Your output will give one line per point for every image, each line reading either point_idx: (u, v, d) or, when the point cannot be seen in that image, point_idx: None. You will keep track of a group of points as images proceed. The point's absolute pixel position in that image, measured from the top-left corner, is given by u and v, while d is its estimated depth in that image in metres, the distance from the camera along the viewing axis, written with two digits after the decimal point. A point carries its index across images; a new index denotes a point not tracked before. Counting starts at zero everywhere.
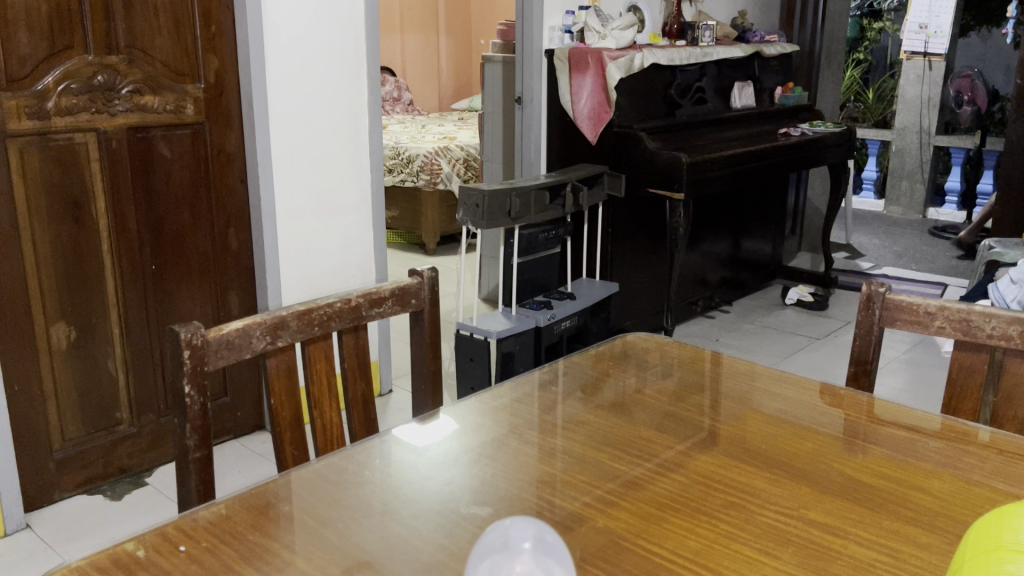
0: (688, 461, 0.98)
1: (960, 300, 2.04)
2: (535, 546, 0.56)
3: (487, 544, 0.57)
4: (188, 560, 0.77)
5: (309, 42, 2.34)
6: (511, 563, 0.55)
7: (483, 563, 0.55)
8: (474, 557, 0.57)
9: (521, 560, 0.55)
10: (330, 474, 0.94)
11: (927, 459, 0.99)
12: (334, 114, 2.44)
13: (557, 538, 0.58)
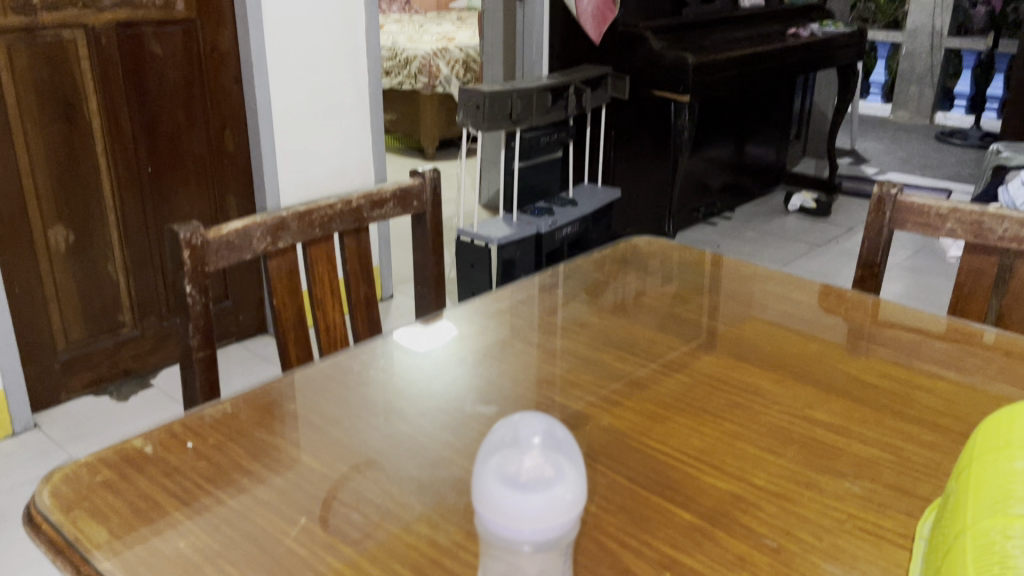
0: (693, 362, 0.98)
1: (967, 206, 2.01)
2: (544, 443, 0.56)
3: (496, 445, 0.57)
4: (196, 457, 0.77)
5: None
6: (521, 459, 0.54)
7: (492, 460, 0.55)
8: (483, 452, 0.57)
9: (530, 455, 0.54)
10: (335, 374, 0.94)
11: (932, 360, 0.98)
12: (330, 11, 2.35)
13: (567, 443, 0.58)
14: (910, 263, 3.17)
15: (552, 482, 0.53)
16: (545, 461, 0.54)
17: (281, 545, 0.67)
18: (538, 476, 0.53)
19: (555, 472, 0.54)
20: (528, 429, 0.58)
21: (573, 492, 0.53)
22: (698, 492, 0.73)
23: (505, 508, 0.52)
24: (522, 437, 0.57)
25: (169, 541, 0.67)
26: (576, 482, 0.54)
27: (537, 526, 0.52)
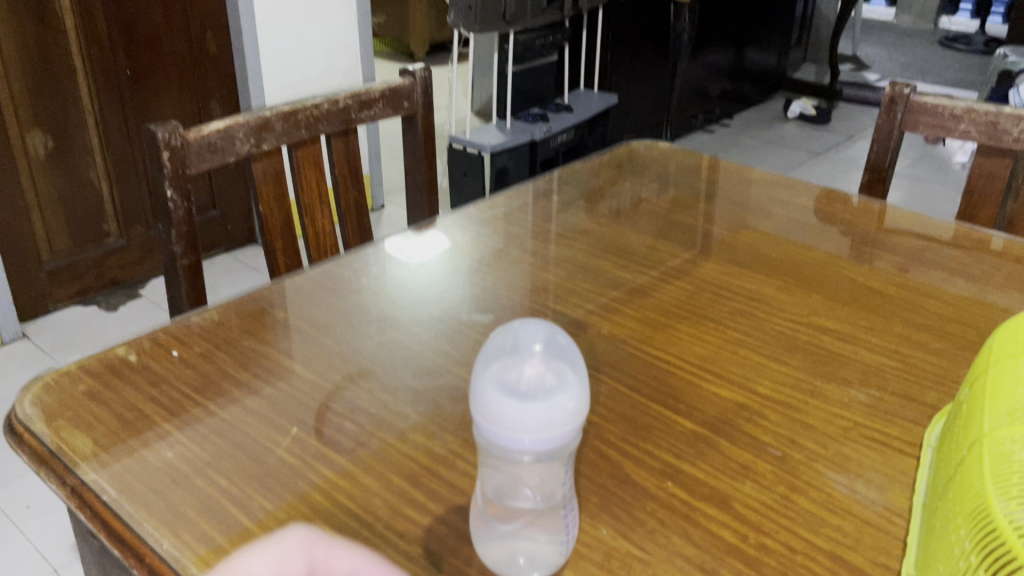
0: (694, 269, 0.95)
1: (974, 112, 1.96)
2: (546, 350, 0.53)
3: (495, 353, 0.54)
4: (183, 366, 0.74)
5: None
6: (521, 367, 0.52)
7: (490, 368, 0.52)
8: (481, 359, 0.54)
9: (531, 363, 0.52)
10: (325, 282, 0.90)
11: (940, 266, 0.96)
12: None
13: (570, 352, 0.56)
14: (910, 172, 3.11)
15: (554, 391, 0.50)
16: (546, 369, 0.51)
17: (272, 455, 0.65)
18: (540, 385, 0.51)
19: (557, 381, 0.51)
20: (529, 336, 0.55)
21: (576, 402, 0.51)
22: (700, 400, 0.72)
23: (504, 419, 0.49)
24: (523, 345, 0.54)
25: (157, 451, 0.65)
26: (580, 392, 0.51)
27: (537, 438, 0.49)
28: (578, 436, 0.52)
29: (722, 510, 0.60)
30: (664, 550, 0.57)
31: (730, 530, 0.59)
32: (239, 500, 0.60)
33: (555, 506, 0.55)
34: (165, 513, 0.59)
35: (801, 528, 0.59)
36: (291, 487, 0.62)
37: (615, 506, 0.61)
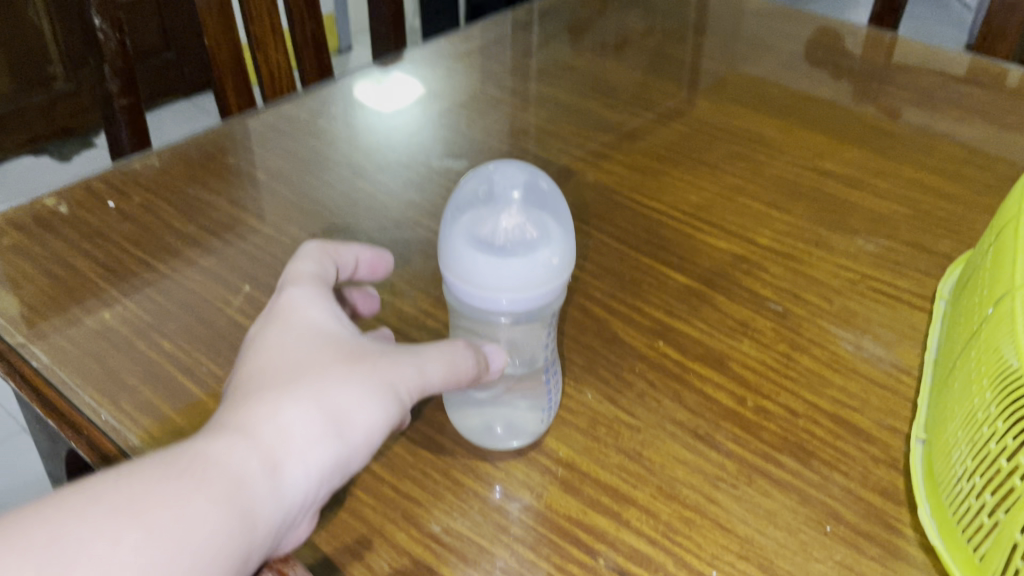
0: (688, 109, 0.86)
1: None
2: (525, 199, 0.46)
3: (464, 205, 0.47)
4: (121, 219, 0.67)
5: None
6: (495, 219, 0.45)
7: (461, 222, 0.45)
8: (452, 205, 0.48)
9: (507, 214, 0.45)
10: (280, 124, 0.81)
11: (953, 104, 0.88)
12: None
13: (553, 198, 0.48)
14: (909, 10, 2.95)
15: (535, 244, 0.44)
16: (525, 220, 0.45)
17: (222, 316, 0.59)
18: (521, 237, 0.44)
19: (539, 233, 0.45)
20: (504, 179, 0.47)
21: (561, 255, 0.44)
22: (694, 253, 0.65)
23: (478, 278, 0.43)
24: (496, 190, 0.47)
25: (92, 312, 0.58)
26: (565, 244, 0.45)
27: (520, 298, 0.43)
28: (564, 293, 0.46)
29: (717, 370, 0.55)
30: (655, 415, 0.52)
31: (727, 393, 0.54)
32: (188, 364, 0.55)
33: (536, 369, 0.51)
34: (104, 379, 0.53)
35: (803, 389, 0.54)
36: None
37: (602, 368, 0.55)
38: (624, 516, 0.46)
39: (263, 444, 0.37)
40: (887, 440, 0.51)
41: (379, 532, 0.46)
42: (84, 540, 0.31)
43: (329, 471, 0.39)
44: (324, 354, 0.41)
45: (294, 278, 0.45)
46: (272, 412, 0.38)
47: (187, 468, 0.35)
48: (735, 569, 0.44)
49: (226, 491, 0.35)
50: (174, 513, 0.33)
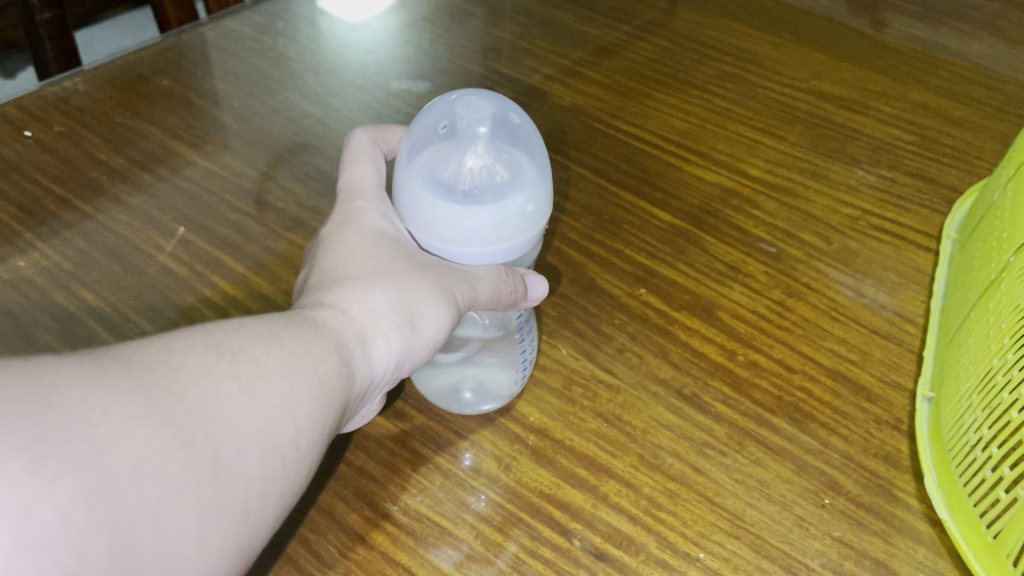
0: (672, 22, 0.79)
1: None
2: (496, 133, 0.40)
3: (421, 137, 0.40)
4: (38, 151, 0.59)
5: None
6: (460, 158, 0.39)
7: (421, 161, 0.39)
8: (409, 135, 0.41)
9: (473, 152, 0.39)
10: (221, 41, 0.73)
11: (961, 16, 0.80)
12: None
13: (523, 122, 0.42)
14: None
15: (506, 190, 0.39)
16: (495, 160, 0.39)
17: (153, 265, 0.52)
18: (491, 181, 0.39)
19: (510, 175, 0.39)
20: (465, 102, 0.40)
21: (537, 202, 0.39)
22: (680, 187, 0.59)
23: (444, 234, 0.38)
24: (457, 119, 0.40)
25: (4, 262, 0.52)
26: (541, 185, 0.40)
27: (492, 252, 0.39)
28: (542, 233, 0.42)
29: (704, 320, 0.50)
30: (636, 373, 0.47)
31: (716, 346, 0.49)
32: (113, 319, 0.49)
33: (510, 329, 0.47)
34: (17, 339, 0.47)
35: (798, 340, 0.49)
36: (180, 302, 0.50)
37: (577, 320, 0.50)
38: (601, 490, 0.42)
39: (355, 318, 0.36)
40: (890, 398, 0.46)
41: (327, 511, 0.41)
42: (242, 344, 0.31)
43: (404, 360, 0.38)
44: (401, 248, 0.39)
45: (351, 178, 0.43)
46: (363, 291, 0.37)
47: (302, 319, 0.34)
48: (725, 549, 0.40)
49: (335, 340, 0.34)
50: (303, 348, 0.33)
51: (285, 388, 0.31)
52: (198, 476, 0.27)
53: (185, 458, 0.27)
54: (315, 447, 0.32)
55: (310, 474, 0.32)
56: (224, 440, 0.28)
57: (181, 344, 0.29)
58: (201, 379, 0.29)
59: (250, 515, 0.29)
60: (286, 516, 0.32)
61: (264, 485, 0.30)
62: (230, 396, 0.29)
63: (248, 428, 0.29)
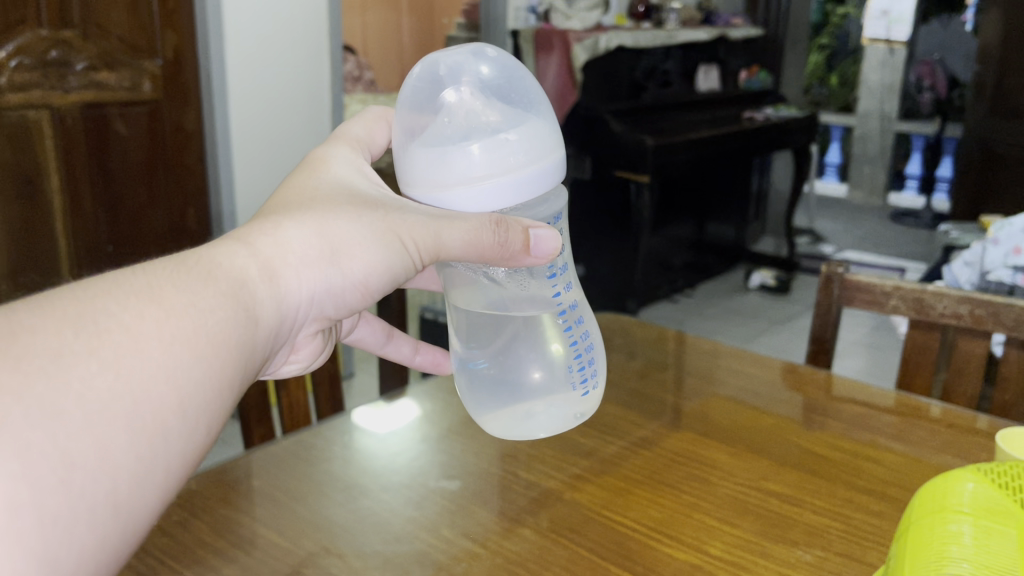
0: (659, 439, 1.00)
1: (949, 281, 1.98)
2: (474, 88, 0.65)
3: (417, 92, 0.66)
4: (160, 536, 0.78)
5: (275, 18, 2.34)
6: (454, 108, 0.63)
7: (418, 128, 0.65)
8: (413, 86, 0.67)
9: (466, 104, 0.64)
10: (299, 451, 0.95)
11: (880, 431, 1.02)
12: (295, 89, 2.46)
13: (510, 68, 0.67)
14: (867, 341, 3.24)
15: (492, 124, 0.62)
16: (480, 103, 0.63)
17: None
18: (475, 121, 0.63)
19: (496, 116, 0.63)
20: (455, 63, 0.66)
21: (519, 130, 0.62)
22: (657, 562, 0.75)
23: (448, 178, 0.61)
24: (445, 72, 0.66)
25: None
26: (522, 121, 0.63)
27: (494, 188, 0.62)
28: (557, 154, 0.64)
29: None
30: None
31: None
32: None
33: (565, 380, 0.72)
34: None
35: None
36: None
37: None
38: None
39: (261, 255, 0.55)
40: None
41: None
42: (114, 317, 0.45)
43: (323, 278, 0.58)
44: (330, 197, 0.61)
45: (349, 145, 0.70)
46: (280, 233, 0.57)
47: (203, 267, 0.52)
48: None
49: (237, 277, 0.53)
50: (174, 306, 0.48)
51: (156, 358, 0.45)
52: (54, 474, 0.40)
53: (28, 461, 0.39)
54: (181, 410, 0.46)
55: (189, 433, 0.47)
56: (85, 431, 0.41)
57: (43, 327, 0.42)
58: (61, 361, 0.42)
59: (126, 481, 0.43)
60: (163, 475, 0.46)
61: (140, 451, 0.44)
62: (95, 374, 0.43)
63: (114, 406, 0.43)
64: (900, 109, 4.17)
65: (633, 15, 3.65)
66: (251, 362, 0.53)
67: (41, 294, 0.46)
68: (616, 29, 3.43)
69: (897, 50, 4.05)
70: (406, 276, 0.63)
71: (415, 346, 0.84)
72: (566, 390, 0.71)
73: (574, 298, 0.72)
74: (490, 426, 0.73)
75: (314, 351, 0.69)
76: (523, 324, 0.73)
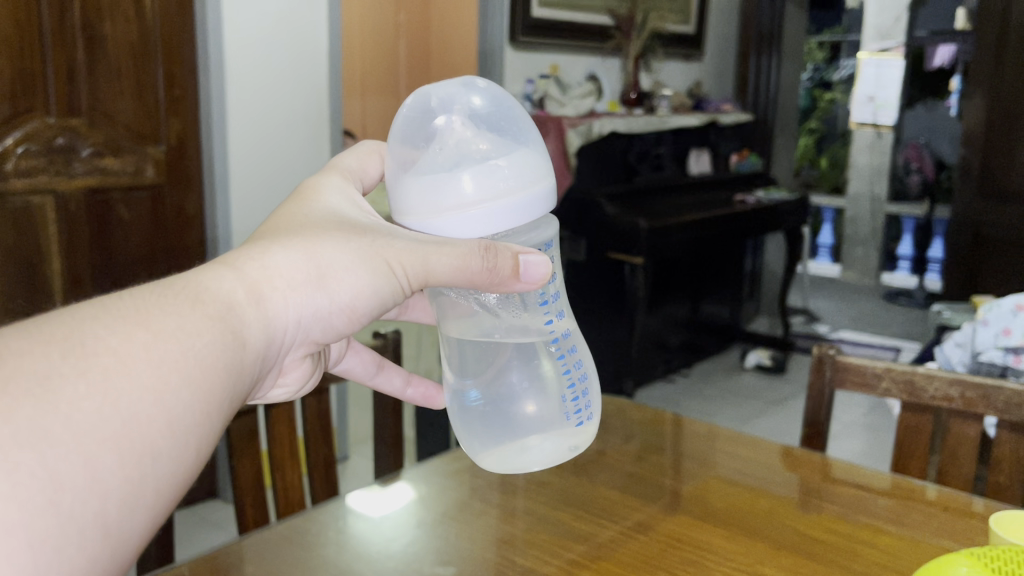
0: (657, 523, 0.99)
1: (941, 363, 1.99)
2: (464, 118, 0.66)
3: (409, 121, 0.68)
4: None
5: (275, 105, 2.44)
6: (446, 138, 0.65)
7: (410, 158, 0.66)
8: (404, 116, 0.69)
9: (458, 133, 0.65)
10: (292, 535, 0.95)
11: (877, 515, 1.02)
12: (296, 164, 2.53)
13: (501, 98, 0.69)
14: (864, 422, 3.23)
15: (482, 152, 0.64)
16: (471, 132, 0.65)
17: None
18: (466, 148, 0.65)
19: (487, 143, 0.65)
20: (446, 95, 0.68)
21: (509, 157, 0.64)
22: None
23: (441, 202, 0.63)
24: (437, 103, 0.68)
25: None
26: (512, 150, 0.65)
27: (489, 213, 0.63)
28: (547, 183, 0.67)
29: None
30: None
31: None
32: None
33: (560, 411, 0.72)
34: None
35: None
36: None
37: None
38: None
39: (249, 279, 0.56)
40: None
41: None
42: (101, 341, 0.45)
43: (310, 303, 0.58)
44: (320, 223, 0.61)
45: (343, 170, 0.71)
46: (269, 257, 0.57)
47: (190, 292, 0.52)
48: None
49: (225, 299, 0.53)
50: (162, 330, 0.48)
51: (143, 381, 0.46)
52: (43, 495, 0.41)
53: (17, 482, 0.40)
54: (172, 434, 0.47)
55: (180, 456, 0.48)
56: (73, 453, 0.42)
57: (34, 352, 0.43)
58: (49, 386, 0.42)
59: (116, 500, 0.44)
60: (155, 499, 0.46)
61: (128, 472, 0.44)
62: (83, 397, 0.43)
63: (102, 428, 0.43)
64: (889, 192, 4.37)
65: (626, 102, 3.72)
66: (239, 386, 0.54)
67: (33, 319, 0.47)
68: (609, 115, 3.52)
69: (884, 133, 4.27)
70: (395, 302, 0.62)
71: (406, 377, 0.81)
72: (560, 423, 0.72)
73: (566, 325, 0.73)
74: (484, 458, 0.73)
75: (302, 375, 0.67)
76: (516, 351, 0.73)
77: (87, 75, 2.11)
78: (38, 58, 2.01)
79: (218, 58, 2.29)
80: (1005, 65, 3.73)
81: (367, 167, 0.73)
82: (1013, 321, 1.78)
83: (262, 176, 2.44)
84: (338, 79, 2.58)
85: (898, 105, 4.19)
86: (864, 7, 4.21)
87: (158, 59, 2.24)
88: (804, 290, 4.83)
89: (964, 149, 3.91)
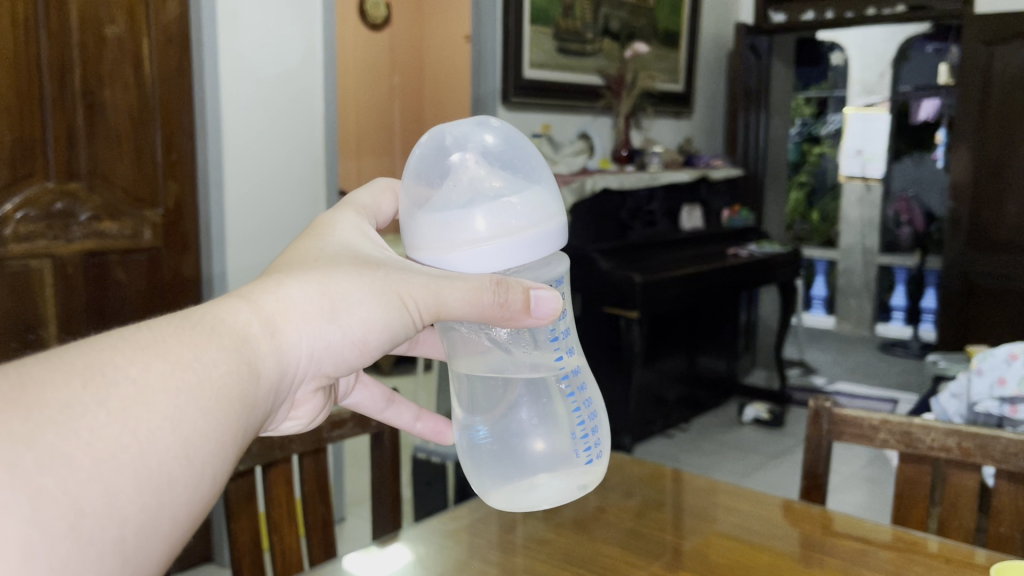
0: None
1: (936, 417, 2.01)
2: (478, 157, 0.68)
3: (424, 159, 0.70)
4: None
5: (266, 157, 2.46)
6: (463, 175, 0.67)
7: (424, 197, 0.68)
8: (419, 154, 0.70)
9: (474, 170, 0.67)
10: None
11: (877, 567, 1.01)
12: (290, 217, 2.55)
13: (514, 138, 0.71)
14: (865, 474, 3.21)
15: (496, 189, 0.66)
16: (485, 169, 0.67)
17: None
18: (480, 186, 0.66)
19: (500, 181, 0.67)
20: (462, 132, 0.70)
21: (522, 194, 0.66)
22: None
23: (453, 239, 0.64)
24: (451, 141, 0.70)
25: None
26: (524, 188, 0.67)
27: (500, 250, 0.64)
28: (558, 221, 0.68)
29: None
30: None
31: None
32: None
33: (569, 451, 0.73)
34: None
35: None
36: None
37: None
38: None
39: (264, 313, 0.54)
40: None
41: None
42: (120, 370, 0.44)
43: (323, 338, 0.57)
44: (334, 258, 0.60)
45: (359, 203, 0.72)
46: (286, 290, 0.56)
47: (207, 324, 0.51)
48: None
49: (239, 332, 0.52)
50: (183, 360, 0.47)
51: (163, 410, 0.44)
52: (64, 522, 0.39)
53: (40, 507, 0.39)
54: (192, 457, 0.45)
55: (200, 483, 0.46)
56: (93, 480, 0.41)
57: (56, 380, 0.42)
58: (69, 414, 0.41)
59: (134, 528, 0.42)
60: (177, 529, 0.45)
61: (148, 500, 0.43)
62: (103, 424, 0.42)
63: (125, 455, 0.42)
64: (881, 243, 5.05)
65: (618, 159, 3.77)
66: (253, 418, 0.51)
67: (52, 348, 0.45)
68: (602, 172, 3.55)
69: (873, 185, 4.96)
70: (406, 336, 0.61)
71: (416, 411, 0.81)
72: (569, 460, 0.73)
73: (576, 362, 0.74)
74: (493, 495, 0.73)
75: (314, 409, 0.65)
76: (525, 388, 0.74)
77: (86, 141, 2.14)
78: (37, 125, 2.05)
79: (215, 114, 2.32)
80: (989, 118, 3.83)
81: (380, 203, 0.74)
82: (1007, 370, 1.80)
83: (259, 225, 2.47)
84: (334, 140, 2.62)
85: (885, 158, 4.84)
86: (848, 62, 4.84)
87: (157, 124, 2.27)
88: (799, 342, 4.91)
89: (953, 201, 3.97)
